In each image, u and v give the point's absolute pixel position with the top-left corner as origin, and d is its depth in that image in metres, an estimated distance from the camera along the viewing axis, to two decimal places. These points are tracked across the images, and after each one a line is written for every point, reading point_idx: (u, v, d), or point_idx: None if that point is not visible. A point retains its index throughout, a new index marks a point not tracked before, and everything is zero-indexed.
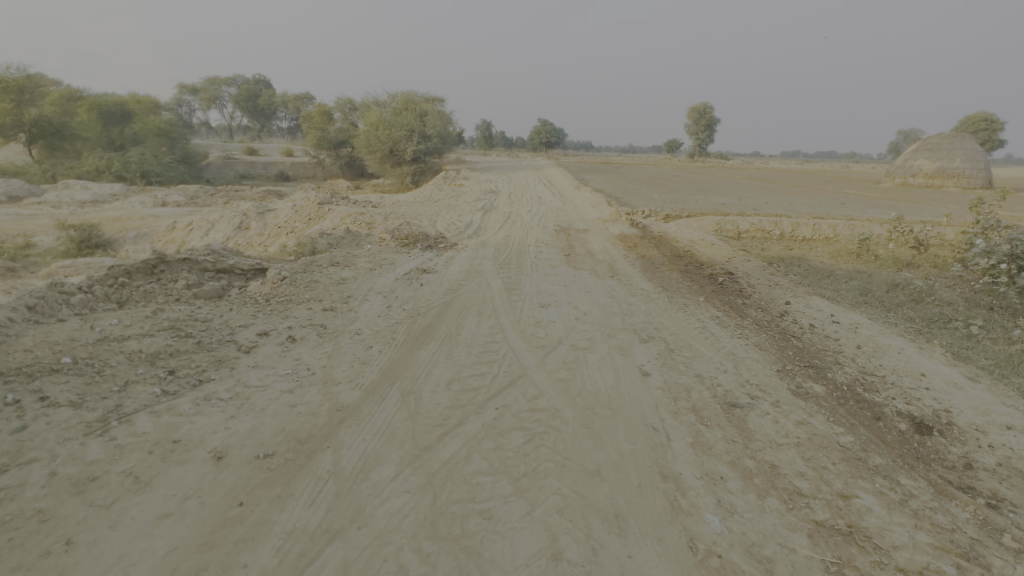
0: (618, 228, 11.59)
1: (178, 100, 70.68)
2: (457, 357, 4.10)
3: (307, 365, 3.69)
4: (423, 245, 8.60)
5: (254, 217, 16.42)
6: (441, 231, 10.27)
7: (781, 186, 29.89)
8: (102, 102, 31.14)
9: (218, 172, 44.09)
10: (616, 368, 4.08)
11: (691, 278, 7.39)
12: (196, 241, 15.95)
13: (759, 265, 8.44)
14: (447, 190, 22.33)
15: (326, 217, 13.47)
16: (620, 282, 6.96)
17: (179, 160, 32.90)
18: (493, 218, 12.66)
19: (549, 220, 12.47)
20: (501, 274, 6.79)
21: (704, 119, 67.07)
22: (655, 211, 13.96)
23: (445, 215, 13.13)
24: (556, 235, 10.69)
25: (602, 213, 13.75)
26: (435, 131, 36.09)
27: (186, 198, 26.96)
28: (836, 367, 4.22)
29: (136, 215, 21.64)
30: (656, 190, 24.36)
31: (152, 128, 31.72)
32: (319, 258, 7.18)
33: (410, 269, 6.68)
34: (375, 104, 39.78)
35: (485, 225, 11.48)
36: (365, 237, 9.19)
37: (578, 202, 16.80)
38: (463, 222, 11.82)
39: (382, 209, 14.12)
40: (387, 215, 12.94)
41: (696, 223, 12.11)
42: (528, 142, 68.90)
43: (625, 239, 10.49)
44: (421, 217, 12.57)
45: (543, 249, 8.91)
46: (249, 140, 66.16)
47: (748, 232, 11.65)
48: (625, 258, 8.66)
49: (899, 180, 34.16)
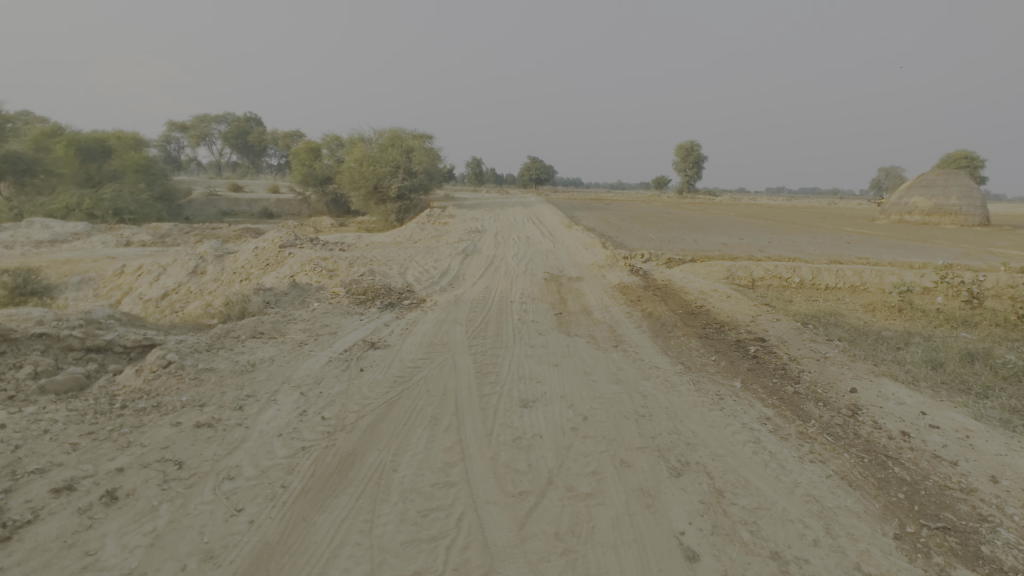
0: (615, 276, 10.22)
1: (165, 138, 69.91)
2: (380, 527, 2.50)
3: (94, 574, 2.06)
4: (382, 303, 7.09)
5: (212, 260, 14.92)
6: (409, 282, 8.78)
7: (778, 224, 29.02)
8: (80, 138, 29.95)
9: (199, 210, 42.75)
10: (639, 543, 2.52)
11: (715, 347, 5.89)
12: (145, 288, 14.36)
13: (789, 325, 7.00)
14: (430, 229, 21.05)
15: (286, 262, 12.02)
16: (626, 356, 5.45)
17: (158, 197, 31.57)
18: (474, 263, 11.24)
19: (538, 266, 11.09)
20: (473, 349, 5.23)
21: (692, 157, 67.35)
22: (655, 255, 12.65)
23: (421, 259, 11.75)
24: (547, 284, 9.26)
25: (597, 257, 12.42)
26: (421, 168, 35.15)
27: (156, 236, 25.43)
28: (988, 534, 2.66)
29: (94, 256, 20.04)
30: (650, 228, 23.27)
31: (130, 164, 30.46)
32: (241, 326, 5.59)
33: (353, 344, 5.11)
34: (362, 141, 38.97)
35: (465, 273, 10.08)
36: (315, 291, 7.68)
37: (569, 243, 15.49)
38: (439, 269, 10.40)
39: (350, 253, 12.67)
40: (354, 259, 11.54)
41: (703, 269, 10.78)
42: (519, 180, 68.71)
43: (625, 289, 9.07)
44: (392, 263, 11.17)
45: (530, 305, 7.45)
46: (236, 177, 65.22)
47: (763, 279, 10.32)
48: (628, 316, 7.20)
49: (894, 217, 33.53)
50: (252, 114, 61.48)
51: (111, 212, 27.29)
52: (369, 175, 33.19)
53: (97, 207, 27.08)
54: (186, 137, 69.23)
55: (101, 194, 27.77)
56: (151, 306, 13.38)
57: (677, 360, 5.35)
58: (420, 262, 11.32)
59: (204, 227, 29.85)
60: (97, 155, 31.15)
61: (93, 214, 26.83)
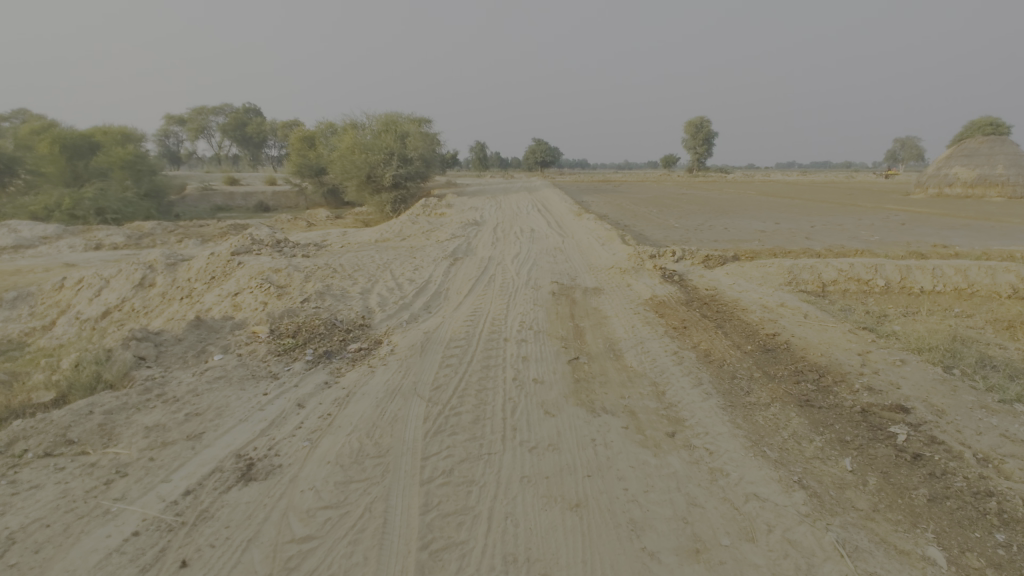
0: (643, 285, 7.90)
1: (163, 132, 67.98)
2: None
3: None
4: (315, 353, 4.83)
5: (162, 269, 12.73)
6: (371, 307, 6.54)
7: (807, 203, 26.28)
8: (67, 134, 27.79)
9: (193, 205, 40.74)
10: None
11: (836, 432, 3.56)
12: (84, 306, 12.20)
13: (921, 365, 4.69)
14: (423, 222, 18.78)
15: (233, 274, 9.82)
16: (695, 468, 3.14)
17: (146, 194, 29.48)
18: (465, 270, 8.98)
19: (543, 273, 8.77)
20: (428, 470, 2.95)
21: (702, 133, 64.07)
22: (688, 250, 10.30)
23: (398, 266, 9.50)
24: (556, 303, 6.95)
25: (616, 256, 10.10)
26: (417, 154, 32.75)
27: (131, 237, 23.27)
28: None
29: (51, 264, 17.92)
30: (670, 213, 20.78)
31: (116, 159, 28.27)
32: (45, 425, 3.34)
33: (210, 472, 2.83)
34: (355, 126, 36.60)
35: (450, 287, 7.81)
36: (228, 331, 5.41)
37: (582, 236, 13.20)
38: (417, 281, 8.18)
39: (318, 258, 10.45)
40: (316, 268, 9.34)
41: (755, 271, 8.47)
42: (524, 163, 65.89)
43: (662, 306, 6.80)
44: (359, 273, 8.92)
45: (531, 346, 5.16)
46: (234, 171, 63.02)
47: (836, 283, 8.00)
48: (676, 361, 4.89)
49: (932, 190, 30.44)
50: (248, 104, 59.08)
51: (92, 211, 25.16)
52: (361, 163, 30.87)
53: (76, 207, 24.98)
54: (184, 131, 67.08)
55: (82, 192, 25.67)
56: (87, 329, 11.23)
57: (789, 472, 3.04)
58: (395, 271, 9.06)
59: (191, 224, 27.74)
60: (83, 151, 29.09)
61: (73, 213, 24.69)
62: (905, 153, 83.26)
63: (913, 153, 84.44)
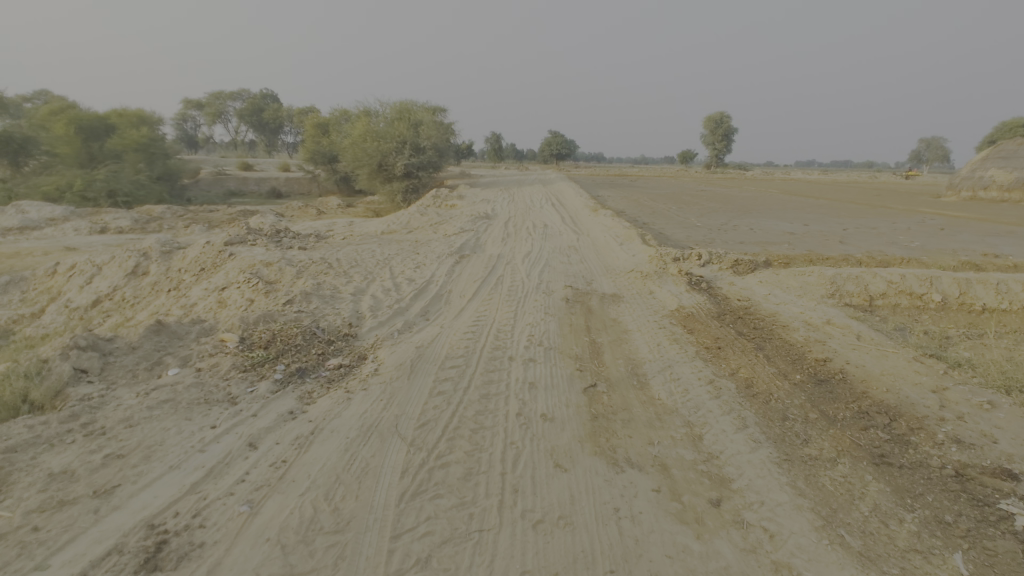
0: (666, 292, 7.11)
1: (181, 116, 67.93)
2: None
3: None
4: (285, 372, 4.11)
5: (157, 257, 12.14)
6: (361, 312, 5.81)
7: (834, 204, 25.14)
8: (82, 114, 27.35)
9: (206, 190, 40.40)
10: None
11: (931, 509, 2.77)
12: (74, 294, 11.64)
13: (1014, 410, 3.86)
14: (432, 214, 18.07)
15: (224, 266, 9.17)
16: (751, 561, 2.38)
17: (159, 178, 29.06)
18: (471, 269, 8.24)
19: (556, 275, 7.99)
20: (397, 558, 2.24)
21: (721, 129, 62.56)
22: (715, 254, 9.45)
23: (399, 262, 8.77)
24: (570, 312, 6.18)
25: (636, 258, 9.30)
26: (430, 143, 31.99)
27: (138, 221, 22.82)
28: None
29: (52, 247, 17.47)
30: (690, 211, 19.85)
31: (130, 142, 27.85)
32: None
33: (105, 555, 2.14)
34: (369, 114, 35.94)
35: (452, 289, 7.08)
36: (193, 338, 4.71)
37: (599, 234, 12.39)
38: (418, 280, 7.45)
39: (317, 251, 9.77)
40: (310, 262, 8.65)
41: (793, 279, 7.63)
42: (539, 155, 64.79)
43: (690, 319, 6.00)
44: (355, 270, 8.21)
45: (540, 368, 4.40)
46: (249, 156, 62.82)
47: (885, 296, 7.12)
48: (713, 393, 4.10)
49: (966, 193, 29.06)
50: (265, 90, 58.69)
51: (104, 194, 24.75)
52: (372, 151, 30.23)
53: (87, 189, 24.59)
54: (201, 115, 66.90)
55: (95, 173, 25.29)
56: (75, 319, 10.67)
57: None
58: (395, 268, 8.34)
59: (200, 209, 27.29)
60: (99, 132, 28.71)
61: (84, 195, 24.28)
62: (930, 154, 80.80)
63: (940, 154, 81.97)
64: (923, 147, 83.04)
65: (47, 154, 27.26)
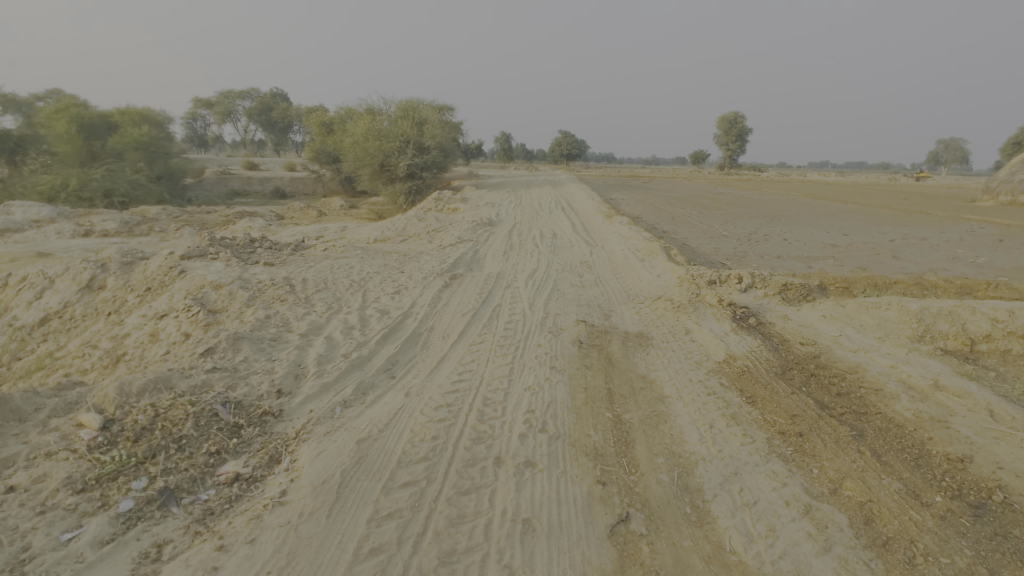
0: (705, 331, 5.58)
1: (191, 115, 67.28)
2: None
3: None
4: (140, 496, 2.62)
5: (115, 269, 10.71)
6: (303, 367, 4.33)
7: (865, 209, 23.41)
8: (84, 112, 26.12)
9: (210, 189, 39.33)
10: None
11: None
12: (20, 311, 10.24)
13: None
14: (431, 219, 16.60)
15: (172, 285, 7.74)
16: None
17: (158, 178, 27.80)
18: (462, 295, 6.77)
19: (565, 305, 6.48)
20: None
21: (736, 128, 60.63)
22: (757, 274, 7.89)
23: (376, 285, 7.31)
24: (584, 365, 4.66)
25: (663, 282, 7.78)
26: (434, 142, 30.62)
27: (127, 223, 21.51)
28: None
29: (24, 252, 16.13)
30: (712, 217, 18.27)
31: (130, 141, 26.64)
32: None
33: None
34: (373, 112, 34.66)
35: (434, 326, 5.59)
36: (38, 425, 3.26)
37: (614, 245, 10.88)
38: (394, 312, 5.98)
39: (288, 268, 8.34)
40: (269, 284, 7.19)
41: (864, 313, 6.05)
42: (549, 155, 63.29)
43: (747, 378, 4.45)
44: (321, 295, 6.76)
45: (542, 484, 2.90)
46: (256, 155, 61.83)
47: (992, 340, 5.49)
48: (817, 541, 2.56)
49: (1005, 198, 27.08)
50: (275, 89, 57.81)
51: (100, 194, 23.39)
52: (374, 150, 28.89)
53: (81, 189, 23.31)
54: (210, 115, 66.10)
55: (91, 172, 24.03)
56: (16, 341, 9.28)
57: None
58: (369, 293, 6.87)
59: (198, 211, 26.05)
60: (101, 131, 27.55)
61: (79, 195, 22.90)
62: (950, 155, 78.25)
63: (962, 156, 79.34)
64: (944, 148, 80.44)
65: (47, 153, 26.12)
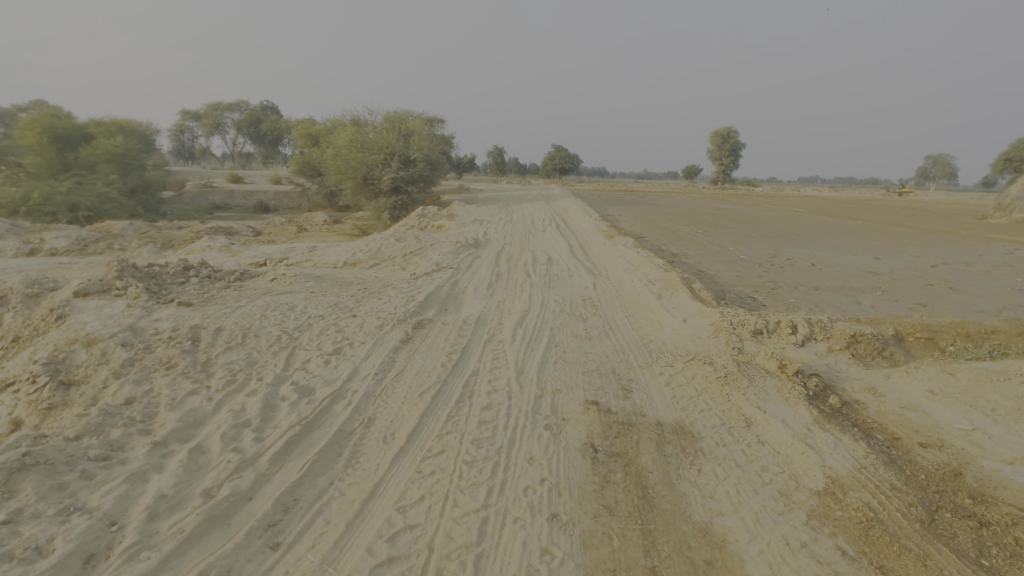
0: (776, 424, 3.78)
1: (178, 127, 65.27)
2: None
3: None
4: None
5: None
6: (115, 534, 2.45)
7: (878, 228, 21.90)
8: (59, 123, 24.52)
9: (189, 203, 37.15)
10: None
11: None
12: None
13: None
14: (411, 239, 14.76)
15: (43, 337, 5.76)
16: None
17: (132, 193, 24.98)
18: (427, 357, 4.93)
19: (568, 375, 4.65)
20: None
21: (728, 143, 59.67)
22: (814, 319, 6.11)
23: (311, 339, 5.42)
24: (604, 510, 2.83)
25: (693, 333, 5.97)
26: (421, 154, 28.92)
27: (82, 240, 18.70)
28: None
29: None
30: (721, 237, 16.64)
31: (102, 152, 24.36)
32: None
33: None
34: (357, 122, 32.96)
35: (373, 421, 3.73)
36: None
37: (621, 274, 9.15)
38: (320, 392, 4.11)
39: (209, 311, 6.41)
40: (165, 338, 5.26)
41: (994, 391, 4.25)
42: (541, 168, 61.92)
43: (881, 540, 2.65)
44: (227, 357, 4.86)
45: None
46: (242, 168, 59.73)
47: None
48: None
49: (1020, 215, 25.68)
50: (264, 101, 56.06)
51: (65, 208, 20.63)
52: (356, 162, 26.98)
53: (44, 203, 20.58)
54: (198, 127, 64.08)
55: (56, 184, 21.45)
56: None
57: None
58: (296, 355, 4.99)
59: (172, 224, 23.72)
60: (75, 141, 25.32)
61: (41, 209, 20.31)
62: (938, 172, 77.81)
63: (950, 171, 79.15)
64: (932, 164, 80.31)
65: (11, 163, 24.05)
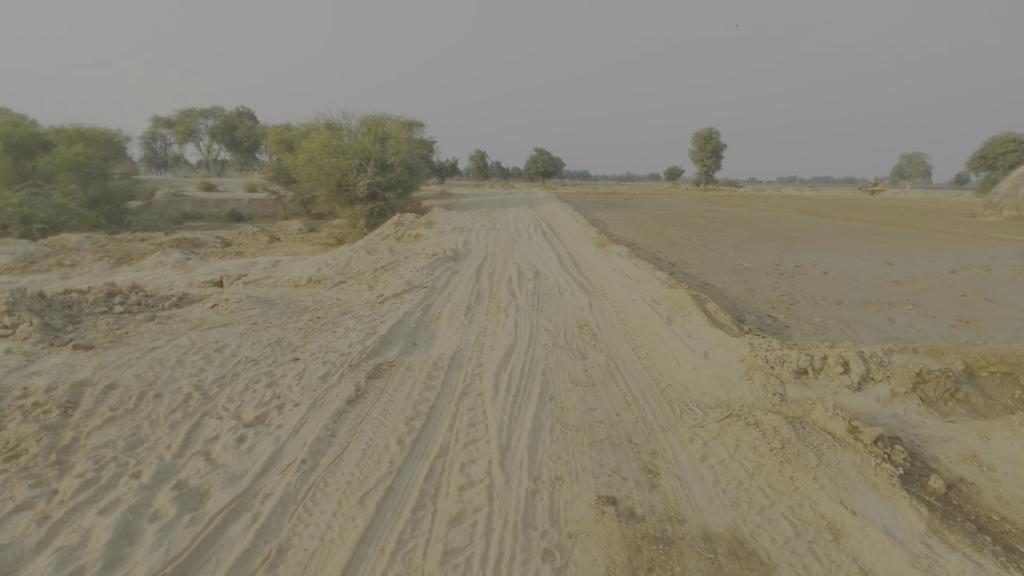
0: (878, 538, 2.60)
1: (150, 134, 62.88)
2: None
3: None
4: None
5: None
6: None
7: (873, 229, 21.14)
8: (13, 131, 22.92)
9: (157, 213, 35.20)
10: None
11: None
12: None
13: None
14: (383, 250, 13.45)
15: None
16: None
17: (96, 204, 22.61)
18: (380, 427, 3.66)
19: (571, 451, 3.43)
20: None
21: (710, 144, 59.30)
22: (864, 352, 4.98)
23: (229, 400, 4.12)
24: None
25: (720, 375, 4.81)
26: (398, 159, 27.55)
27: (30, 256, 16.64)
28: None
29: None
30: (717, 242, 15.63)
31: (60, 161, 21.72)
32: None
33: None
34: (331, 126, 31.48)
35: (283, 556, 2.47)
36: None
37: (620, 292, 7.99)
38: (213, 500, 2.83)
39: (113, 356, 5.05)
40: (28, 405, 3.90)
41: None
42: (524, 172, 60.86)
43: None
44: (103, 435, 3.54)
45: None
46: (216, 176, 57.61)
47: None
48: None
49: (1010, 212, 25.19)
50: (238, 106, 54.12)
51: (17, 220, 18.40)
52: (329, 168, 25.43)
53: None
54: (171, 134, 61.76)
55: (7, 196, 19.10)
56: None
57: None
58: (201, 428, 3.68)
59: (138, 234, 21.63)
60: (33, 150, 23.56)
61: None
62: (912, 170, 78.53)
63: (924, 168, 79.74)
64: (906, 163, 80.88)
65: None
